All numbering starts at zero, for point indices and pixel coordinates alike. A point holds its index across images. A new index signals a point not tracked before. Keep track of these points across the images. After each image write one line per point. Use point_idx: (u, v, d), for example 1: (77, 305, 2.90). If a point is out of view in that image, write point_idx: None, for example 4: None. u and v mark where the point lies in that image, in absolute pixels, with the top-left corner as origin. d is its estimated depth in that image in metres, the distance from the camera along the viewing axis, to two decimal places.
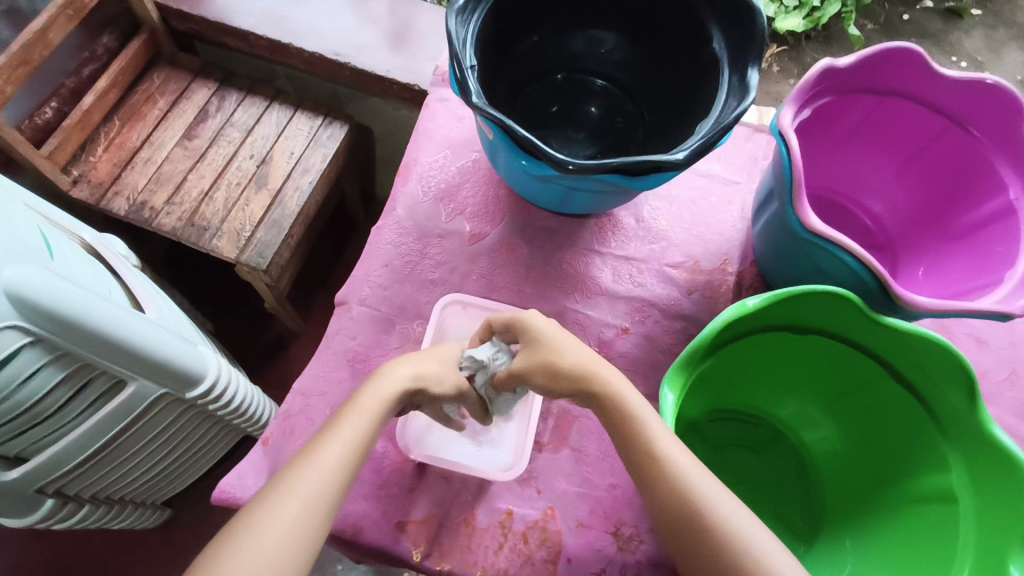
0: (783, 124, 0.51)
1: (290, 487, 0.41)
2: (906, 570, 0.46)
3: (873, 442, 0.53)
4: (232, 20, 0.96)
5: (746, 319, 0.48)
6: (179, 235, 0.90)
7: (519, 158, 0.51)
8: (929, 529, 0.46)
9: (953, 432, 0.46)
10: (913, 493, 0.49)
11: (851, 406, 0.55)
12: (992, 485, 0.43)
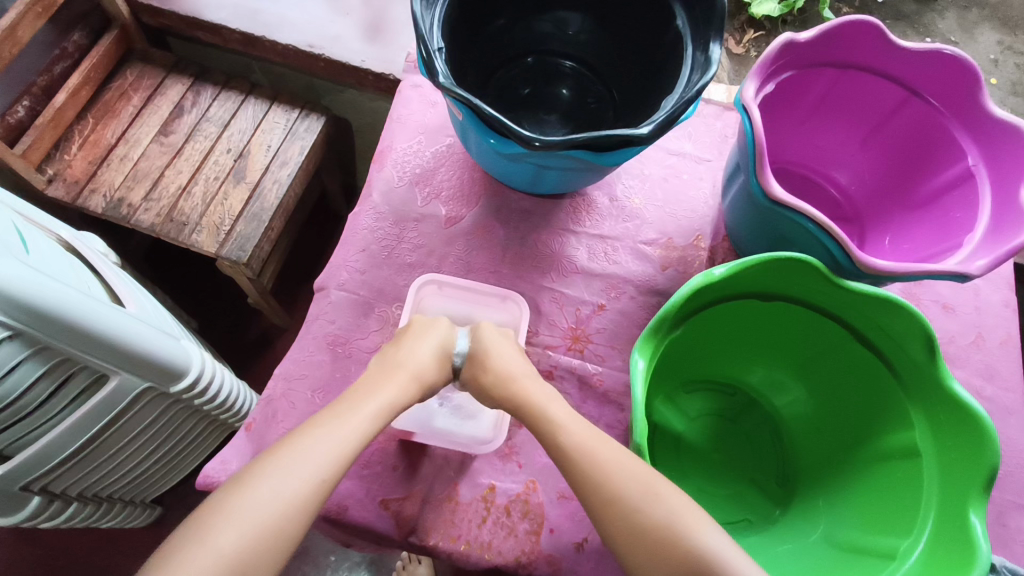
0: (746, 97, 0.53)
1: (277, 466, 0.42)
2: (875, 523, 0.48)
3: (841, 404, 0.55)
4: (203, 14, 0.96)
5: (712, 288, 0.50)
6: (159, 231, 0.90)
7: (489, 138, 0.51)
8: (895, 485, 0.48)
9: (914, 389, 0.48)
10: (880, 451, 0.51)
11: (817, 371, 0.56)
12: (952, 438, 0.45)
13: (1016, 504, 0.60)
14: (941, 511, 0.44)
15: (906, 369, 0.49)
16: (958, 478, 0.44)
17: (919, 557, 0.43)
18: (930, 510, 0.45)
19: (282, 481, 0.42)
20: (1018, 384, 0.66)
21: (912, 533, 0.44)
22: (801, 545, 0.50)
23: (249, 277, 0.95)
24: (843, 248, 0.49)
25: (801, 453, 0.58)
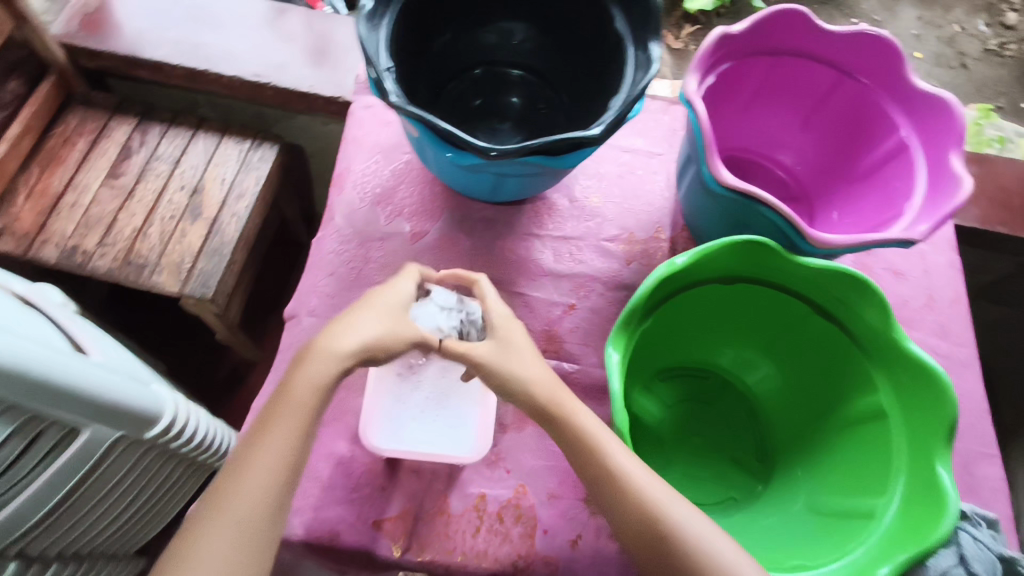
0: (687, 91, 0.55)
1: (231, 493, 0.44)
2: (856, 485, 0.50)
3: (810, 374, 0.57)
4: (144, 52, 0.94)
5: (676, 277, 0.51)
6: (117, 275, 0.88)
7: (445, 152, 0.52)
8: (869, 446, 0.50)
9: (875, 352, 0.51)
10: (853, 415, 0.53)
11: (784, 346, 0.59)
12: (916, 395, 0.47)
13: (980, 452, 0.64)
14: (910, 467, 0.47)
15: (865, 335, 0.51)
16: (923, 434, 0.46)
17: (896, 513, 0.45)
18: (901, 468, 0.47)
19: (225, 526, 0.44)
20: (969, 338, 0.70)
21: (886, 491, 0.47)
22: (786, 515, 0.52)
23: (216, 313, 0.93)
24: (795, 229, 0.52)
25: (775, 427, 0.60)
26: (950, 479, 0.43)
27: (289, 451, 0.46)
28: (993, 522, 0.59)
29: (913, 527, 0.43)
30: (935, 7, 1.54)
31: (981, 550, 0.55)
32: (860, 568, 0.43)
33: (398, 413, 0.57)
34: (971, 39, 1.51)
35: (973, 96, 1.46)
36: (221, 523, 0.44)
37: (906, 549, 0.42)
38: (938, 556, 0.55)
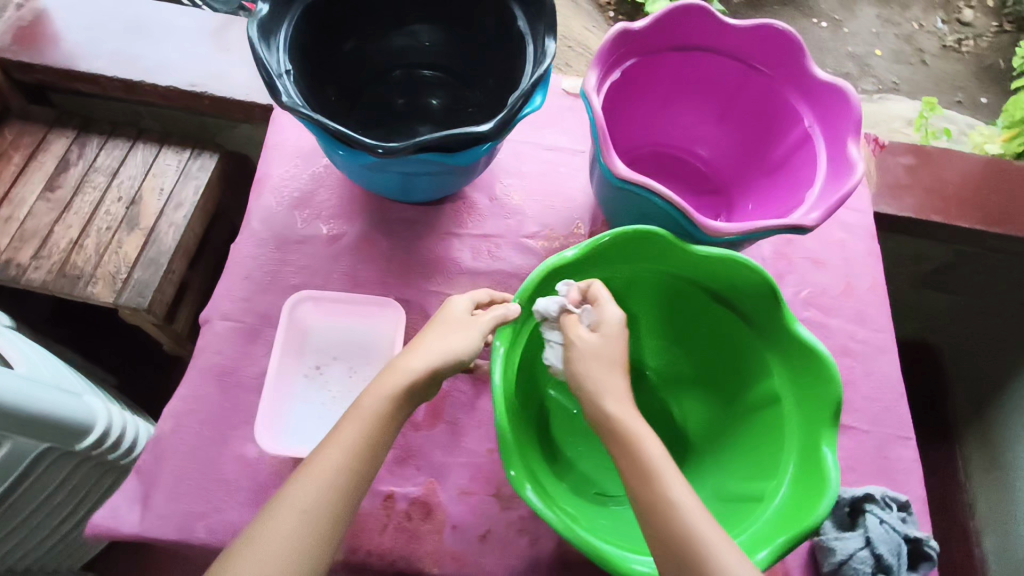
0: (586, 86, 0.56)
1: (286, 509, 0.42)
2: (754, 468, 0.51)
3: (716, 362, 0.59)
4: (78, 64, 0.94)
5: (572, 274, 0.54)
6: (51, 288, 0.87)
7: (337, 150, 0.52)
8: (765, 430, 0.52)
9: (770, 336, 0.52)
10: (754, 400, 0.54)
11: (693, 337, 0.60)
12: (808, 378, 0.49)
13: (895, 435, 0.65)
14: (800, 451, 0.48)
15: (762, 318, 0.53)
16: (813, 415, 0.48)
17: (784, 497, 0.46)
18: (792, 451, 0.48)
19: (296, 522, 0.42)
20: (887, 324, 0.71)
21: (776, 474, 0.48)
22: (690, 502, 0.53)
23: (155, 322, 0.92)
24: (686, 217, 0.53)
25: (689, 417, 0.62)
26: (835, 458, 0.45)
27: (372, 444, 0.45)
28: (905, 505, 0.60)
29: (797, 507, 0.44)
30: (893, 5, 1.56)
31: (886, 532, 0.56)
32: (741, 549, 0.44)
33: (303, 411, 0.56)
34: (929, 36, 1.54)
35: (932, 91, 1.49)
36: (291, 514, 0.42)
37: (785, 529, 0.43)
38: (845, 540, 0.56)
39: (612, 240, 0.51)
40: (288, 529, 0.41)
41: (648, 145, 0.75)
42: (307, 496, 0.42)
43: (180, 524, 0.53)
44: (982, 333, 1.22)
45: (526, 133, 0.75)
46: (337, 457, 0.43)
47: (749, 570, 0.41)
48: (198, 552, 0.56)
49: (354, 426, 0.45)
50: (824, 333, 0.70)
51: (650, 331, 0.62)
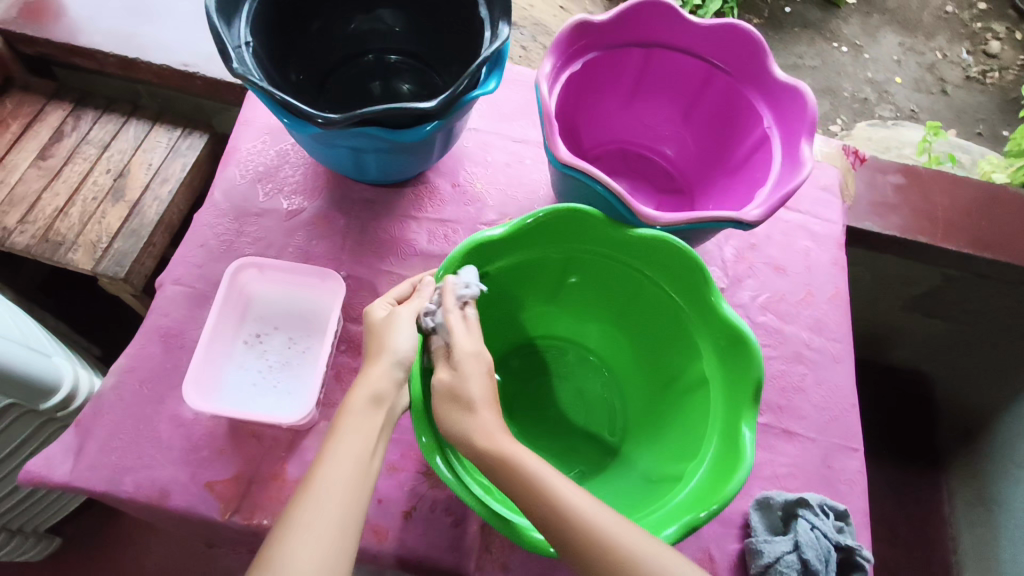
0: (539, 74, 0.57)
1: (305, 511, 0.42)
2: (679, 449, 0.55)
3: (651, 350, 0.63)
4: (78, 39, 0.97)
5: (503, 252, 0.57)
6: (33, 252, 0.89)
7: (283, 118, 0.53)
8: (693, 412, 0.56)
9: (701, 326, 0.56)
10: (685, 386, 0.58)
11: (635, 321, 0.64)
12: (731, 362, 0.53)
13: (842, 446, 0.64)
14: (720, 433, 0.52)
15: (695, 305, 0.57)
16: (735, 397, 0.52)
17: (702, 475, 0.50)
18: (715, 433, 0.52)
19: (315, 529, 0.42)
20: (845, 334, 0.70)
21: (698, 455, 0.52)
22: (622, 486, 0.57)
23: (133, 294, 0.93)
24: (624, 202, 0.54)
25: (632, 398, 0.65)
26: (751, 438, 0.49)
27: (369, 450, 0.46)
28: (843, 515, 0.58)
29: (713, 485, 0.48)
30: (918, 34, 1.55)
31: (816, 538, 0.55)
32: (656, 524, 0.46)
33: (239, 376, 0.58)
34: (953, 67, 1.52)
35: (952, 121, 1.46)
36: (316, 522, 0.42)
37: (699, 507, 0.46)
38: (774, 543, 0.55)
39: (541, 217, 0.55)
40: (307, 540, 0.41)
41: (616, 143, 0.76)
42: (318, 507, 0.43)
43: (109, 476, 0.54)
44: (965, 359, 1.13)
45: (494, 124, 0.76)
46: (338, 465, 0.45)
47: (654, 545, 0.44)
48: (127, 508, 0.57)
49: (348, 437, 0.46)
50: (779, 338, 0.69)
51: (594, 318, 0.67)
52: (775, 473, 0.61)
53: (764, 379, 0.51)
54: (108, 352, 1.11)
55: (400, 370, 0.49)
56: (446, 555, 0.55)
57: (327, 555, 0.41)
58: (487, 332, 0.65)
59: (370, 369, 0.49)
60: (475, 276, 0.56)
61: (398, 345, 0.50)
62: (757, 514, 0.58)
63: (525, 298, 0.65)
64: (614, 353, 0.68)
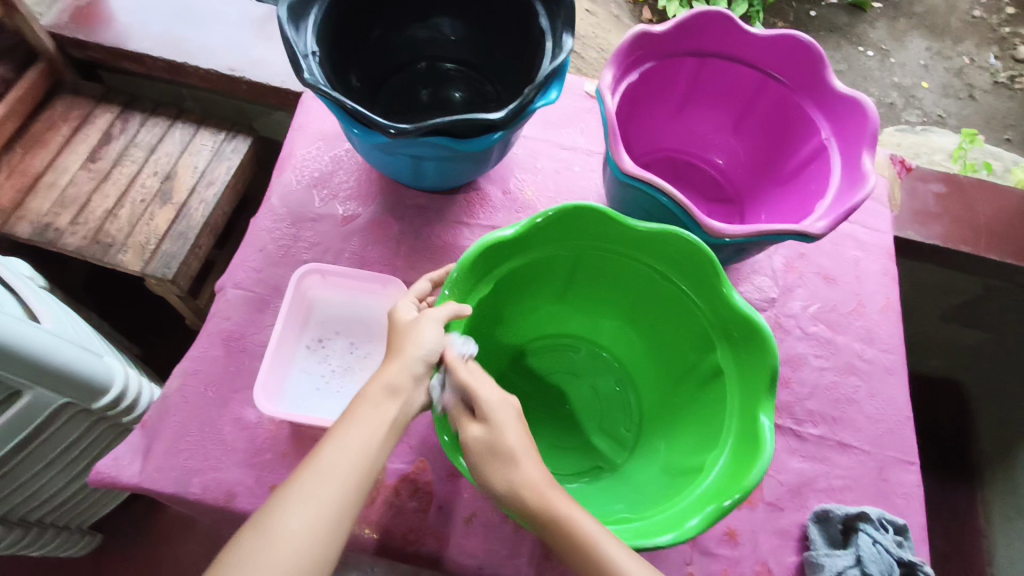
0: (601, 85, 0.57)
1: (293, 495, 0.41)
2: (699, 439, 0.55)
3: (665, 347, 0.63)
4: (128, 44, 0.99)
5: (521, 251, 0.57)
6: (84, 253, 0.91)
7: (352, 129, 0.54)
8: (709, 408, 0.56)
9: (712, 317, 0.56)
10: (701, 379, 0.58)
11: (647, 316, 0.64)
12: (747, 352, 0.53)
13: (897, 459, 0.63)
14: (740, 424, 0.51)
15: (708, 298, 0.56)
16: (752, 390, 0.52)
17: (722, 467, 0.49)
18: (735, 425, 0.52)
19: (310, 506, 0.41)
20: (897, 346, 0.70)
21: (718, 447, 0.51)
22: (643, 477, 0.58)
23: (178, 295, 0.95)
24: (691, 216, 0.54)
25: (645, 391, 0.67)
26: (771, 426, 0.48)
27: (377, 440, 0.44)
28: (903, 529, 0.58)
29: (733, 475, 0.48)
30: (945, 38, 1.54)
31: (879, 553, 0.55)
32: (678, 517, 0.46)
33: (301, 380, 0.59)
34: (981, 72, 1.50)
35: (981, 127, 1.45)
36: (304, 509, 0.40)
37: (719, 497, 0.46)
38: (835, 557, 0.55)
39: (560, 214, 0.55)
40: (301, 515, 0.40)
41: (661, 150, 0.76)
42: (318, 484, 0.41)
43: (176, 478, 0.55)
44: (1001, 371, 1.11)
45: (544, 131, 0.77)
46: (342, 451, 0.43)
47: (681, 536, 0.44)
48: (191, 509, 0.58)
49: (357, 421, 0.45)
50: (831, 349, 0.69)
51: (609, 316, 0.68)
52: (831, 485, 0.61)
53: (780, 369, 0.50)
54: (147, 350, 1.12)
55: (418, 367, 0.48)
56: (506, 562, 0.55)
57: (315, 533, 0.40)
58: (498, 333, 0.66)
59: (389, 364, 0.48)
60: (489, 276, 0.56)
61: (418, 342, 0.48)
62: (815, 527, 0.58)
63: (534, 298, 0.66)
64: (626, 350, 0.69)
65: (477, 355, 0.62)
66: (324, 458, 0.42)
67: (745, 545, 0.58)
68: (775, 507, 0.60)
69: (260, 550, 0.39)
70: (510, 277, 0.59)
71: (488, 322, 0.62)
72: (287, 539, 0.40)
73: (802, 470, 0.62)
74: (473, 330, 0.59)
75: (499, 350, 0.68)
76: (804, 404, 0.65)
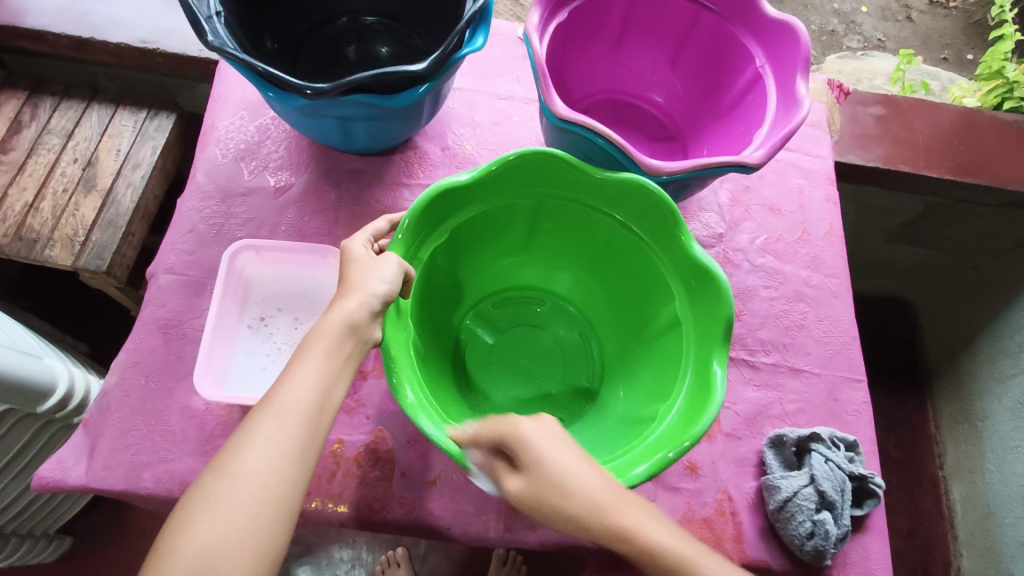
0: (527, 27, 0.54)
1: (248, 442, 0.39)
2: (658, 385, 0.55)
3: (624, 295, 0.63)
4: (25, 22, 0.91)
5: (471, 203, 0.56)
6: (9, 252, 0.85)
7: (267, 93, 0.51)
8: (667, 354, 0.56)
9: (667, 253, 0.55)
10: (660, 326, 0.58)
11: (608, 268, 0.63)
12: (702, 294, 0.53)
13: (846, 378, 0.65)
14: (696, 372, 0.51)
15: (667, 251, 0.55)
16: (709, 342, 0.51)
17: (676, 414, 0.50)
18: (690, 371, 0.52)
19: (267, 451, 0.39)
20: (842, 270, 0.71)
21: (672, 395, 0.52)
22: (605, 421, 0.59)
23: (116, 287, 0.90)
24: (628, 155, 0.53)
25: (606, 342, 0.67)
26: (722, 375, 0.48)
27: (335, 375, 0.43)
28: (853, 445, 0.60)
29: (685, 422, 0.48)
30: None
31: (831, 470, 0.57)
32: (630, 462, 0.46)
33: (248, 363, 0.57)
34: None
35: (918, 48, 1.46)
36: (263, 452, 0.39)
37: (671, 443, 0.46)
38: (790, 478, 0.57)
39: (505, 163, 0.53)
40: (263, 452, 0.39)
41: (603, 92, 0.74)
42: (278, 422, 0.40)
43: (125, 474, 0.53)
44: (944, 286, 1.15)
45: (478, 82, 0.74)
46: (299, 390, 0.41)
47: (627, 481, 0.44)
48: (147, 503, 0.56)
49: (313, 356, 0.43)
50: (779, 279, 0.69)
51: (567, 267, 0.67)
52: (786, 410, 0.63)
53: (735, 318, 0.50)
54: (93, 346, 1.08)
55: (376, 305, 0.45)
56: (475, 519, 0.55)
57: (275, 472, 0.39)
58: (461, 287, 0.65)
59: (345, 298, 0.45)
60: (442, 228, 0.55)
61: (379, 279, 0.46)
62: (771, 452, 0.60)
63: (495, 252, 0.65)
64: (588, 301, 0.68)
65: (434, 314, 0.61)
66: (282, 396, 0.41)
67: (707, 477, 0.59)
68: (733, 437, 0.61)
69: (222, 493, 0.37)
70: (464, 230, 0.58)
71: (446, 280, 0.61)
72: (251, 476, 0.38)
73: (757, 399, 0.63)
74: (426, 290, 0.57)
75: (462, 303, 0.67)
76: (756, 334, 0.66)
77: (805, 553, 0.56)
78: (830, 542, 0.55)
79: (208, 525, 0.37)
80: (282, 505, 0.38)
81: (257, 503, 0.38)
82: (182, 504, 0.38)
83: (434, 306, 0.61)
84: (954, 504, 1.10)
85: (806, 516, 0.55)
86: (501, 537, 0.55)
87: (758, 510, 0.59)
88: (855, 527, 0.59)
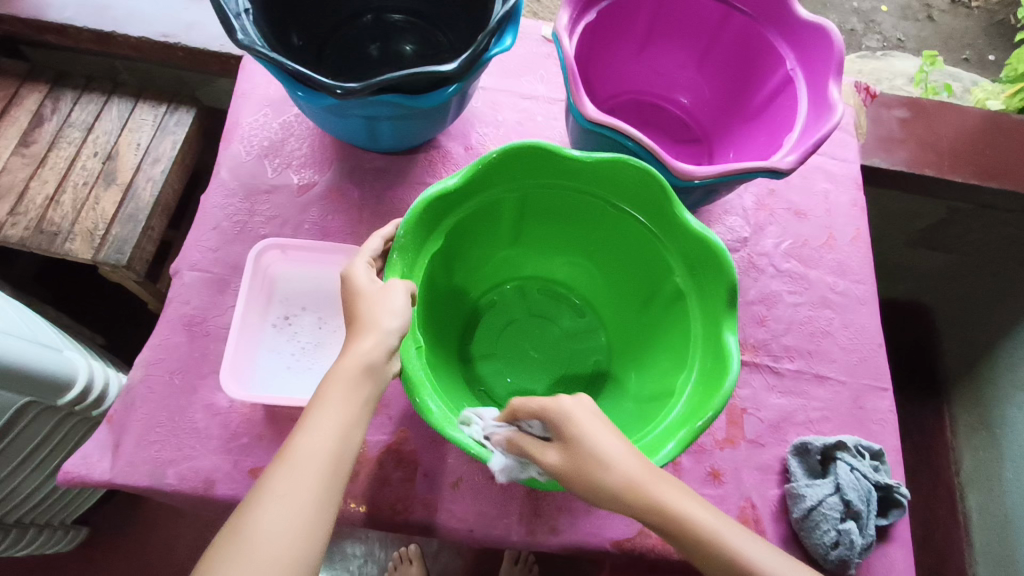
0: (557, 26, 0.53)
1: (282, 469, 0.39)
2: (651, 396, 0.54)
3: (641, 302, 0.62)
4: (47, 16, 0.91)
5: (493, 188, 0.55)
6: (29, 245, 0.86)
7: (297, 92, 0.50)
8: (670, 366, 0.54)
9: (692, 259, 0.54)
10: (668, 334, 0.56)
11: (638, 288, 0.61)
12: (716, 309, 0.51)
13: (872, 386, 0.65)
14: (688, 399, 0.49)
15: (691, 264, 0.54)
16: (699, 403, 0.47)
17: (655, 432, 0.48)
18: (682, 394, 0.49)
19: (300, 477, 0.39)
20: (868, 276, 0.70)
21: (663, 413, 0.49)
22: (610, 411, 0.58)
23: (136, 280, 0.91)
24: (656, 156, 0.52)
25: (617, 350, 0.65)
26: (674, 450, 0.44)
27: (352, 422, 0.42)
28: (879, 454, 0.60)
29: (653, 445, 0.46)
30: None
31: (857, 479, 0.56)
32: None
33: (271, 362, 0.57)
34: None
35: (939, 48, 1.44)
36: (298, 478, 0.39)
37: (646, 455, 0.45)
38: (816, 487, 0.56)
39: (527, 150, 0.52)
40: (294, 478, 0.39)
41: (628, 93, 0.73)
42: (293, 476, 0.39)
43: (150, 471, 0.53)
44: (963, 292, 1.13)
45: (502, 81, 0.73)
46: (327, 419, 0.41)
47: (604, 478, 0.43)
48: (170, 500, 0.56)
49: (336, 392, 0.42)
50: (804, 284, 0.69)
51: (590, 269, 0.66)
52: (810, 418, 0.62)
53: (730, 396, 0.45)
54: (111, 338, 1.08)
55: (392, 341, 0.44)
56: (496, 522, 0.55)
57: (305, 503, 0.38)
58: (496, 260, 0.67)
59: (360, 337, 0.44)
60: (437, 230, 0.53)
61: (391, 314, 0.44)
62: (795, 460, 0.59)
63: (532, 242, 0.65)
64: (607, 309, 0.67)
65: (438, 299, 0.61)
66: (298, 446, 0.40)
67: (730, 483, 0.59)
68: (756, 444, 0.61)
69: (234, 550, 0.37)
70: (482, 215, 0.57)
71: (471, 250, 0.62)
72: (281, 504, 0.38)
73: (781, 406, 0.63)
74: (429, 285, 0.57)
75: (498, 274, 0.69)
76: (780, 340, 0.65)
77: (829, 562, 0.56)
78: (855, 551, 0.55)
79: (238, 559, 0.36)
80: (310, 540, 0.38)
81: (283, 540, 0.37)
82: (219, 534, 0.38)
83: (443, 287, 0.61)
84: (969, 512, 1.08)
85: (830, 525, 0.55)
86: (523, 541, 0.55)
87: (781, 518, 0.58)
88: (879, 537, 0.59)
